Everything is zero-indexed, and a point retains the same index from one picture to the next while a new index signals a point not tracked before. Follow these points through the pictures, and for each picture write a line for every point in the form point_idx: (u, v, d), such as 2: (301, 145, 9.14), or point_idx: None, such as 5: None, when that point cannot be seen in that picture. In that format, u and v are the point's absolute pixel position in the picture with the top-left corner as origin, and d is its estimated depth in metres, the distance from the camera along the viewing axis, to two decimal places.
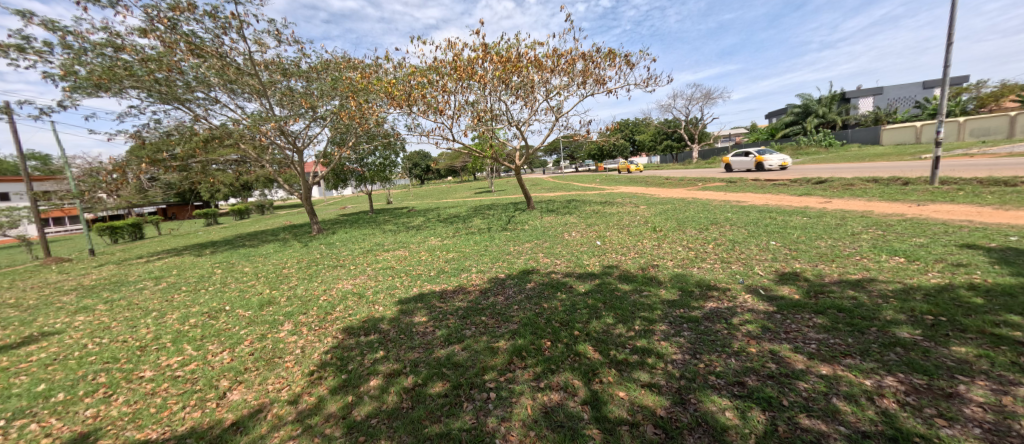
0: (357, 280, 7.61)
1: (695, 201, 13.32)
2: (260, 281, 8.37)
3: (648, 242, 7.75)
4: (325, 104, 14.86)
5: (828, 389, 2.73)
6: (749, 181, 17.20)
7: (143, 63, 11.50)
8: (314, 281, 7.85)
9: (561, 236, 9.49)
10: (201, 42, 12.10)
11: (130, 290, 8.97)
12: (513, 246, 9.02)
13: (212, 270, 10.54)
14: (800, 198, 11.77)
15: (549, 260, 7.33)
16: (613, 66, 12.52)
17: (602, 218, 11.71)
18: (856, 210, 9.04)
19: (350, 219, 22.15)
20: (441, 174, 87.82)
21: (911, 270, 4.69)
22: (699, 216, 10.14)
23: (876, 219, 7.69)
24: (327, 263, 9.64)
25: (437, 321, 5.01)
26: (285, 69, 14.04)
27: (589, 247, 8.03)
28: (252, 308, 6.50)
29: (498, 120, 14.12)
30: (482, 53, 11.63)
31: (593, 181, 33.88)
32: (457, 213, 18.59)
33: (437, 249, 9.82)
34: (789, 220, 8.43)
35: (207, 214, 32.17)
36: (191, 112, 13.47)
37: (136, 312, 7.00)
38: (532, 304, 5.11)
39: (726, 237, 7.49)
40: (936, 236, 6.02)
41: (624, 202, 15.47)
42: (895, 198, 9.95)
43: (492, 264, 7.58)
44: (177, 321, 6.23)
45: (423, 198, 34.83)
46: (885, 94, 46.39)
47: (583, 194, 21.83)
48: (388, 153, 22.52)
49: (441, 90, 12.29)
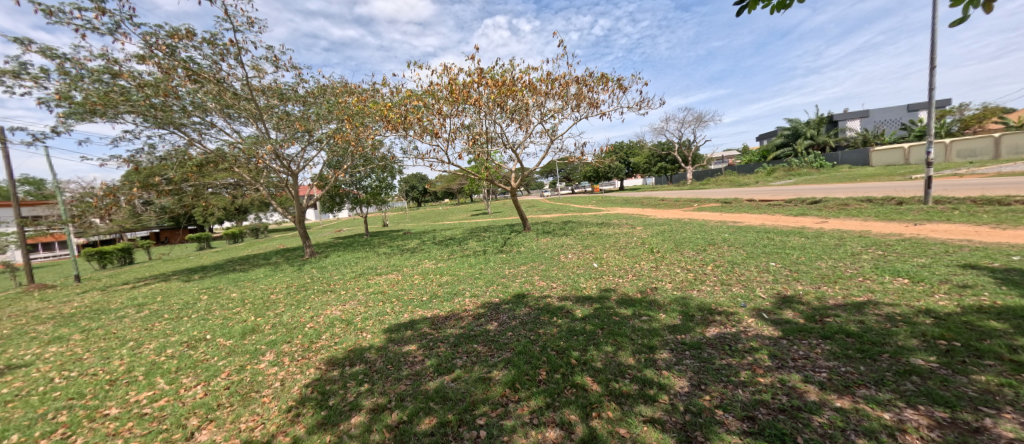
0: (346, 306, 7.32)
1: (691, 222, 13.35)
2: (246, 308, 8.06)
3: (645, 264, 7.56)
4: (321, 127, 15.11)
5: (845, 424, 2.51)
6: (743, 202, 17.26)
7: (140, 89, 11.76)
8: (302, 307, 7.56)
9: (558, 258, 9.34)
10: (199, 68, 12.29)
11: (109, 319, 8.60)
12: (508, 269, 8.82)
13: (199, 296, 10.19)
14: (796, 218, 11.76)
15: (544, 283, 7.13)
16: (606, 89, 12.68)
17: (598, 239, 11.61)
18: (853, 229, 9.01)
19: (344, 242, 21.93)
20: (438, 196, 88.53)
21: (917, 291, 4.54)
22: (696, 237, 10.03)
23: (875, 239, 7.58)
24: (317, 288, 9.37)
25: (427, 349, 4.76)
26: (281, 94, 14.22)
27: (585, 269, 7.84)
28: (234, 336, 6.19)
29: (493, 142, 14.27)
30: (478, 77, 11.80)
31: (589, 202, 34.32)
32: (453, 235, 18.49)
33: (430, 273, 9.61)
34: (788, 240, 8.30)
35: (200, 238, 31.87)
36: (186, 136, 13.72)
37: (111, 342, 6.67)
38: (527, 331, 4.87)
39: (725, 258, 7.34)
40: (938, 256, 5.92)
41: (621, 223, 15.48)
42: (891, 218, 9.96)
43: (486, 288, 7.34)
44: (153, 351, 5.92)
45: (420, 221, 35.01)
46: (872, 116, 47.58)
47: (579, 215, 21.93)
48: (384, 176, 22.66)
49: (437, 113, 12.41)
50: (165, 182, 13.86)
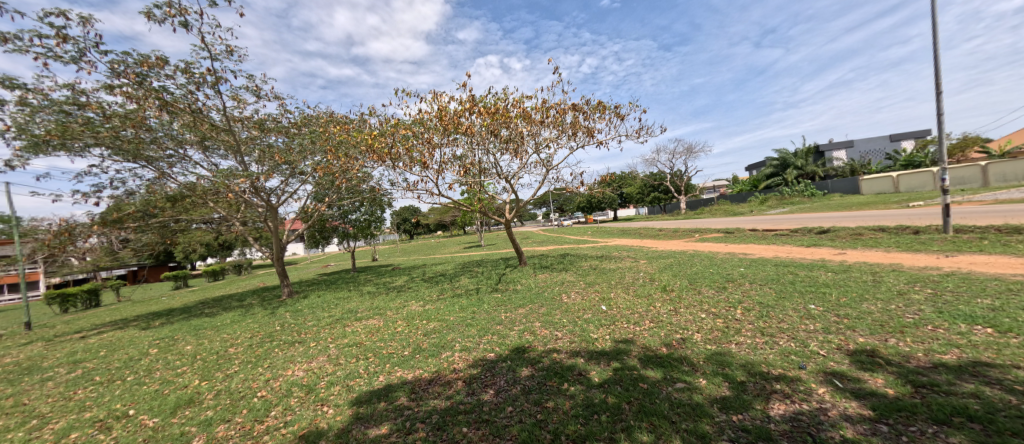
0: (312, 364, 6.12)
1: (698, 254, 12.56)
2: (194, 367, 6.77)
3: (661, 307, 6.57)
4: (305, 160, 14.42)
5: None
6: (747, 232, 16.68)
7: (108, 120, 11.13)
8: (259, 366, 6.32)
9: (560, 299, 8.31)
10: (174, 98, 11.70)
11: (28, 383, 7.18)
12: (504, 313, 7.75)
13: (147, 350, 8.78)
14: (811, 249, 11.06)
15: (547, 332, 6.07)
16: (603, 118, 12.32)
17: (602, 275, 10.68)
18: (882, 262, 8.26)
19: (329, 279, 20.63)
20: (432, 229, 87.62)
21: (1017, 347, 3.64)
22: (710, 272, 9.15)
23: (916, 274, 6.79)
24: (284, 338, 8.13)
25: (402, 434, 3.63)
26: (262, 125, 13.69)
27: (593, 313, 6.82)
28: (163, 410, 4.93)
29: (486, 173, 13.68)
30: (469, 105, 11.33)
31: (585, 233, 33.71)
32: (444, 271, 17.42)
33: (416, 318, 8.46)
34: (816, 276, 7.47)
35: (176, 277, 30.09)
36: (158, 170, 12.96)
37: (9, 419, 5.31)
38: (531, 405, 3.78)
39: (752, 298, 6.40)
40: (1006, 296, 5.11)
41: (622, 256, 14.65)
42: (916, 249, 9.30)
43: (479, 338, 6.25)
44: (53, 435, 4.61)
45: (411, 254, 33.86)
46: (855, 146, 49.11)
47: (576, 248, 21.13)
48: (374, 208, 21.84)
49: (426, 143, 11.82)
50: (132, 218, 12.85)
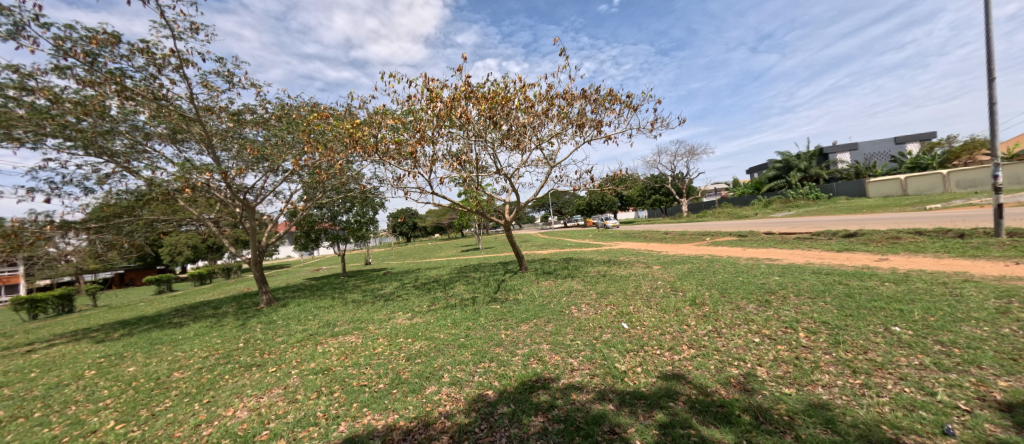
0: (263, 399, 4.85)
1: (717, 259, 11.40)
2: (120, 399, 5.47)
3: (697, 326, 5.36)
4: (286, 156, 13.18)
5: None
6: (763, 235, 15.59)
7: (58, 106, 9.81)
8: (196, 401, 5.01)
9: (569, 313, 7.09)
10: (134, 83, 10.41)
11: None
12: (504, 330, 6.51)
13: (82, 372, 7.44)
14: (845, 254, 9.93)
15: (559, 360, 4.83)
16: (612, 109, 11.19)
17: (614, 283, 9.46)
18: (943, 271, 7.11)
19: (315, 284, 19.32)
20: (428, 231, 86.25)
21: None
22: (741, 281, 7.95)
23: (1001, 287, 5.64)
24: (242, 360, 6.84)
25: None
26: (238, 117, 12.45)
27: (613, 332, 5.60)
28: None
29: (484, 171, 12.51)
30: (465, 92, 10.15)
31: (587, 237, 32.63)
32: (438, 276, 16.15)
33: (400, 334, 7.21)
34: (875, 287, 6.29)
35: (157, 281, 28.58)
36: (121, 165, 11.64)
37: None
38: None
39: (811, 316, 5.20)
40: None
41: (631, 261, 13.46)
42: (972, 254, 8.19)
43: (475, 366, 5.00)
44: None
45: (407, 258, 32.58)
46: (859, 149, 48.48)
47: (580, 252, 19.95)
48: (365, 209, 20.59)
49: (417, 135, 10.60)
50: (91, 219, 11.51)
